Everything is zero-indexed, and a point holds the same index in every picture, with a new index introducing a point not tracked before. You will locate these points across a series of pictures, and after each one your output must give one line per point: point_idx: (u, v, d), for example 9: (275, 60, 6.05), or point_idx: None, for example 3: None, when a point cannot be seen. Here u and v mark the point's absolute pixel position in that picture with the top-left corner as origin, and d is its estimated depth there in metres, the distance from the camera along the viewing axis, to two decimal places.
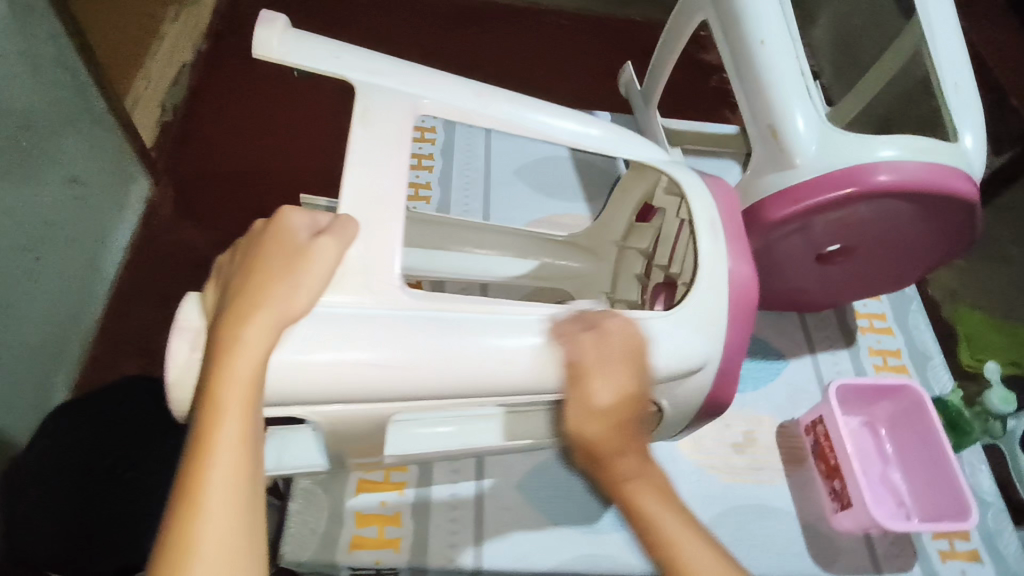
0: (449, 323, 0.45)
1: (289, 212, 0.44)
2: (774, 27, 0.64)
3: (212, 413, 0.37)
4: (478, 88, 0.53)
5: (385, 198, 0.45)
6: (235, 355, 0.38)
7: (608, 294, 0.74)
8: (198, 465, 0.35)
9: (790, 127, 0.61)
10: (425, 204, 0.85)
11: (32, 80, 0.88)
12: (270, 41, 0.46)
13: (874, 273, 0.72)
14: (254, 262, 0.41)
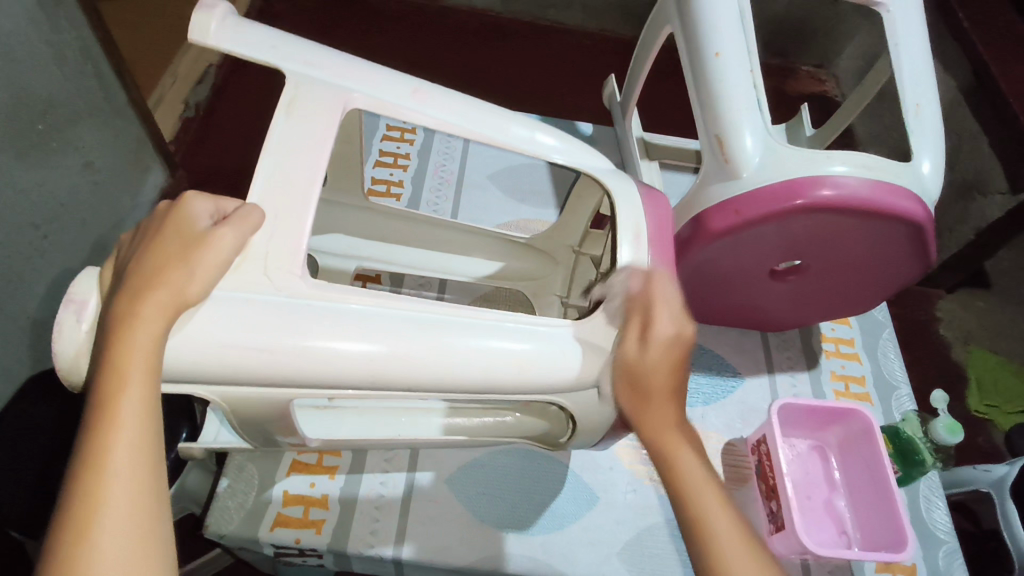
0: (347, 313, 0.46)
1: (192, 201, 0.45)
2: (729, 40, 0.64)
3: (112, 380, 0.38)
4: (414, 86, 0.54)
5: (304, 181, 0.47)
6: (132, 327, 0.39)
7: (562, 298, 0.74)
8: (102, 434, 0.36)
9: (736, 138, 0.61)
10: (395, 202, 0.87)
11: (55, 68, 0.93)
12: (208, 27, 0.48)
13: (831, 293, 0.71)
14: (154, 243, 0.42)
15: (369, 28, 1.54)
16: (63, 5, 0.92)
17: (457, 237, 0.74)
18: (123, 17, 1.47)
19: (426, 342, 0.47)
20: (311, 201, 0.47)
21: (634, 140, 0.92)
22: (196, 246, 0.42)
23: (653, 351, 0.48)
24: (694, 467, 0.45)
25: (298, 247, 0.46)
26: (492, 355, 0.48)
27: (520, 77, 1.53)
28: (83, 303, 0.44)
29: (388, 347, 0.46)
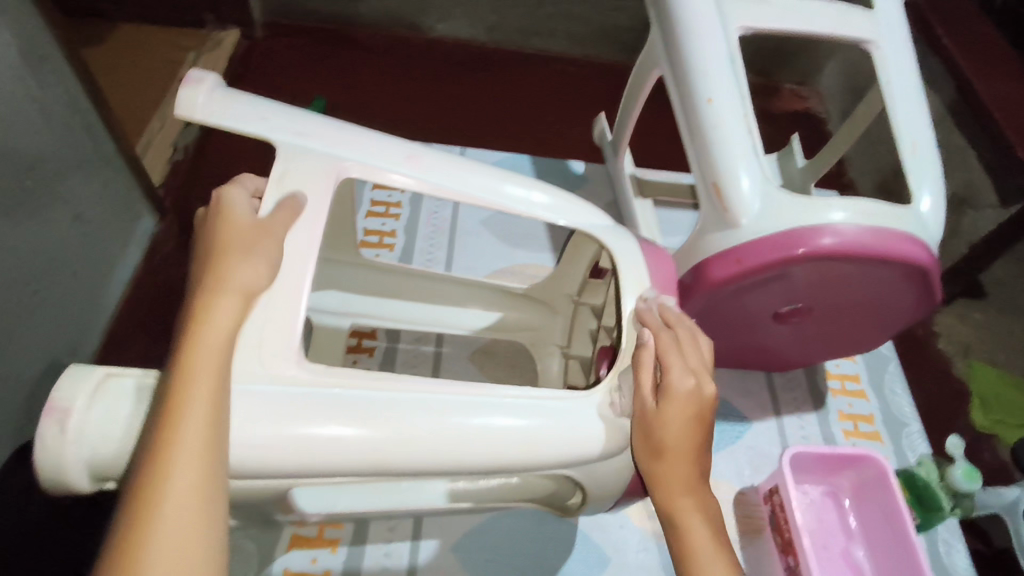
0: (349, 401, 0.44)
1: (227, 191, 0.46)
2: (722, 86, 0.64)
3: (183, 370, 0.39)
4: (407, 151, 0.53)
5: (302, 258, 0.46)
6: (206, 318, 0.41)
7: (563, 349, 0.73)
8: (170, 422, 0.37)
9: (733, 184, 0.60)
10: (389, 253, 0.85)
11: (42, 124, 0.91)
12: (193, 102, 0.46)
13: (835, 334, 0.70)
14: (208, 242, 0.44)
15: (353, 68, 1.54)
16: (49, 58, 0.90)
17: (453, 294, 0.73)
18: (110, 64, 1.47)
19: (426, 423, 0.46)
20: (306, 282, 0.46)
21: (627, 179, 0.91)
22: (249, 237, 0.44)
23: (673, 426, 0.49)
24: (701, 529, 0.48)
25: (294, 332, 0.44)
26: (492, 435, 0.47)
27: (506, 107, 1.53)
28: (67, 410, 0.41)
29: (391, 433, 0.45)
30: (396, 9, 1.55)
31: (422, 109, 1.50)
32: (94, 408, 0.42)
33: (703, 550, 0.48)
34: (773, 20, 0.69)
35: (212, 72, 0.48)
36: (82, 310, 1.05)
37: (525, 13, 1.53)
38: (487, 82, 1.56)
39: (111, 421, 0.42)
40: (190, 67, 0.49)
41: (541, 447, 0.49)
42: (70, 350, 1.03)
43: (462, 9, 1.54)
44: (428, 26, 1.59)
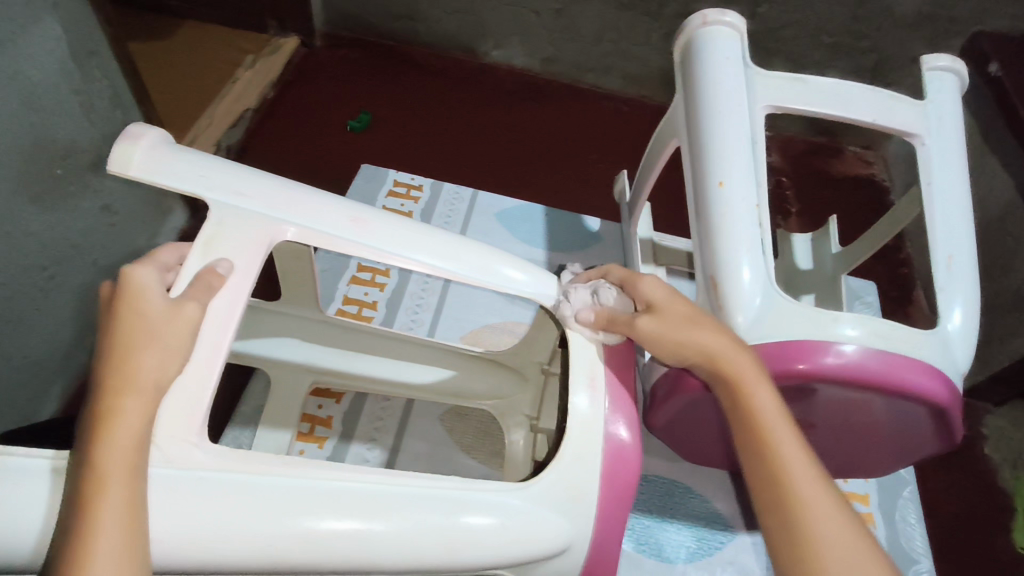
0: (249, 489, 0.40)
1: (134, 270, 0.41)
2: (736, 170, 0.58)
3: (92, 488, 0.36)
4: (352, 214, 0.51)
5: (222, 326, 0.44)
6: (111, 430, 0.37)
7: (531, 420, 0.66)
8: (79, 551, 0.34)
9: (733, 277, 0.54)
10: (378, 292, 0.83)
11: (81, 113, 0.93)
12: (128, 158, 0.48)
13: (840, 452, 0.63)
14: (110, 339, 0.39)
15: (401, 88, 1.53)
16: (96, 54, 0.92)
17: (424, 351, 0.69)
18: (169, 62, 1.51)
19: (340, 524, 0.41)
20: (218, 358, 0.43)
21: (637, 242, 0.85)
22: (164, 326, 0.40)
23: (703, 321, 0.49)
24: (770, 408, 0.46)
25: (199, 409, 0.41)
26: (425, 533, 0.43)
27: (549, 142, 1.48)
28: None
29: (298, 529, 0.41)
30: (452, 32, 1.54)
31: (462, 138, 1.47)
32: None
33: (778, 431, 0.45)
34: (806, 102, 0.63)
35: (148, 130, 0.49)
36: (93, 300, 1.06)
37: (581, 48, 1.49)
38: (530, 114, 1.53)
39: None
40: (132, 124, 0.50)
41: (486, 551, 0.44)
42: (76, 336, 1.04)
43: (519, 38, 1.50)
44: (482, 52, 1.57)
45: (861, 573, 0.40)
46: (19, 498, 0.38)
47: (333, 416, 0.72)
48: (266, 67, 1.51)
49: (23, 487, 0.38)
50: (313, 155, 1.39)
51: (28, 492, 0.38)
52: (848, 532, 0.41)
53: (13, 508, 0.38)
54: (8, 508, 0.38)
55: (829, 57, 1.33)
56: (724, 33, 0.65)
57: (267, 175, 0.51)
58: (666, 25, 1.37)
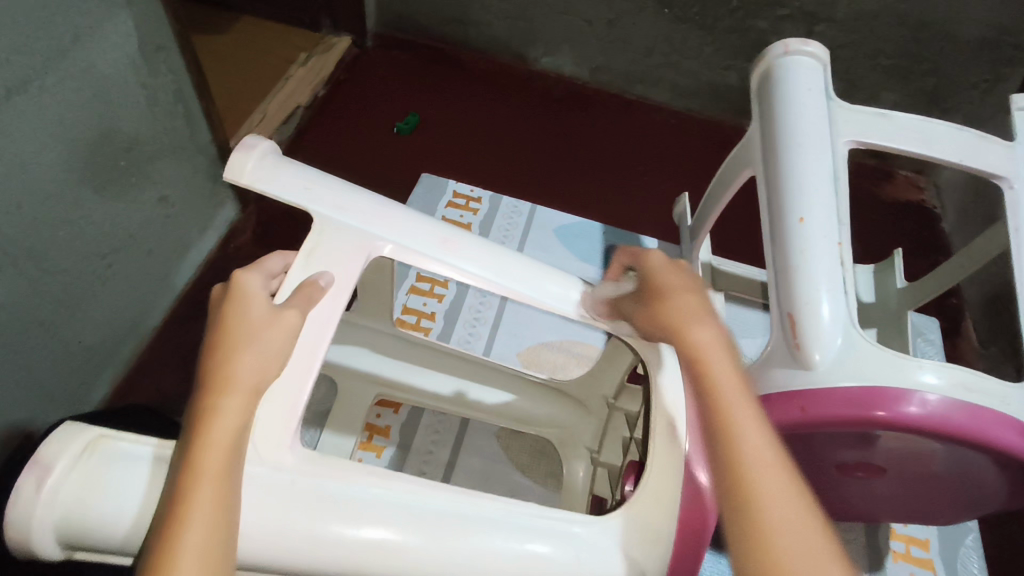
0: (333, 495, 0.41)
1: (243, 276, 0.43)
2: (818, 206, 0.57)
3: (188, 475, 0.36)
4: (443, 235, 0.52)
5: (317, 334, 0.45)
6: (211, 423, 0.38)
7: (593, 453, 0.67)
8: (173, 536, 0.35)
9: (813, 317, 0.54)
10: (436, 303, 0.85)
11: (146, 109, 0.95)
12: (243, 167, 0.49)
13: (907, 496, 0.63)
14: (217, 338, 0.41)
15: (454, 93, 1.54)
16: (164, 51, 0.94)
17: (483, 370, 0.70)
18: (226, 57, 1.55)
19: (416, 537, 0.41)
20: (312, 369, 0.44)
21: (700, 266, 0.84)
22: (266, 329, 0.42)
23: (679, 294, 0.45)
24: (734, 391, 0.41)
25: (294, 415, 0.42)
26: (497, 557, 0.43)
27: (596, 153, 1.47)
28: (48, 469, 0.38)
29: (376, 539, 0.41)
30: (503, 37, 1.54)
31: (514, 147, 1.47)
32: (74, 472, 0.39)
33: (740, 411, 0.40)
34: (887, 138, 0.62)
35: (265, 141, 0.51)
36: (149, 288, 1.10)
37: (631, 59, 1.47)
38: (583, 124, 1.52)
39: (90, 487, 0.38)
40: (248, 134, 0.52)
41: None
42: (129, 322, 1.07)
43: (570, 46, 1.50)
44: (531, 58, 1.57)
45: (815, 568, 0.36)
46: (126, 483, 0.39)
47: (392, 427, 0.74)
48: (318, 64, 1.53)
49: (130, 473, 0.39)
50: (364, 155, 1.41)
51: (134, 478, 0.39)
52: (805, 524, 0.37)
53: (120, 494, 0.38)
54: (114, 492, 0.38)
55: (886, 79, 1.30)
56: (805, 62, 0.64)
57: (365, 192, 0.52)
58: (721, 41, 1.35)
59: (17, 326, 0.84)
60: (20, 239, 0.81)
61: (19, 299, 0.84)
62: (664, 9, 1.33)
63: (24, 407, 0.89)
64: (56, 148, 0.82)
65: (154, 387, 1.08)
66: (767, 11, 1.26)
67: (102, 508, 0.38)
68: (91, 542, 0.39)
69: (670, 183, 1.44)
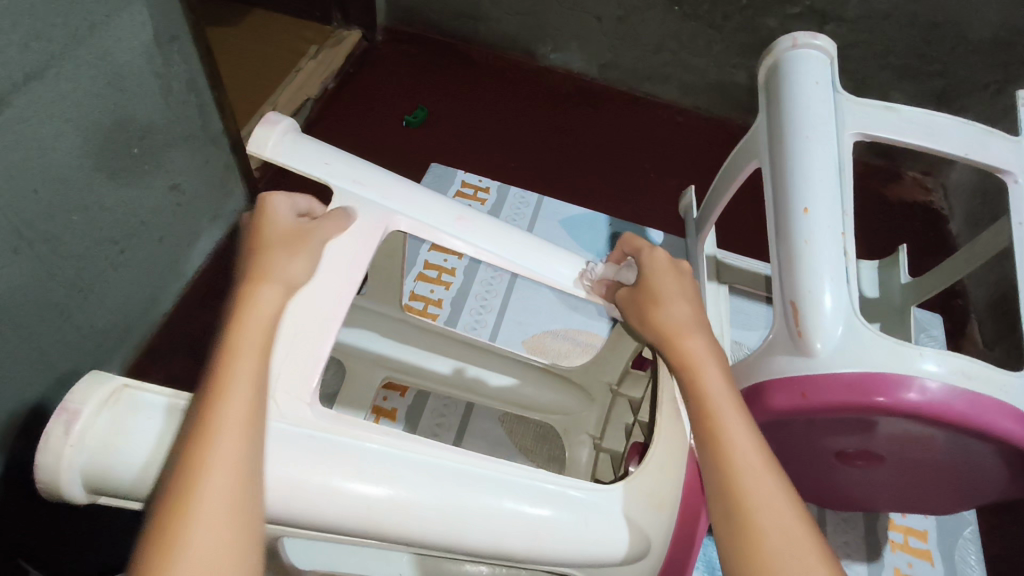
0: (350, 450, 0.42)
1: (273, 198, 0.47)
2: (822, 196, 0.58)
3: (226, 353, 0.39)
4: (457, 213, 0.54)
5: (345, 266, 0.48)
6: (250, 308, 0.41)
7: (596, 440, 0.68)
8: (212, 401, 0.37)
9: (815, 304, 0.54)
10: (443, 290, 0.86)
11: (160, 97, 0.96)
12: (265, 141, 0.52)
13: (905, 484, 0.64)
14: (252, 246, 0.45)
15: (463, 86, 1.55)
16: (178, 40, 0.95)
17: (489, 357, 0.71)
18: (236, 48, 1.56)
19: (429, 495, 0.43)
20: (331, 325, 0.45)
21: (705, 259, 0.85)
22: (297, 241, 0.45)
23: (676, 301, 0.51)
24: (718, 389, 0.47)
25: (313, 372, 0.44)
26: (505, 520, 0.44)
27: (604, 148, 1.48)
28: (75, 413, 0.39)
29: (392, 493, 0.42)
30: (512, 32, 1.55)
31: (522, 140, 1.48)
32: (101, 418, 0.40)
33: (724, 412, 0.45)
34: (891, 132, 0.63)
35: (287, 117, 0.53)
36: (159, 274, 1.11)
37: (639, 56, 1.48)
38: (591, 118, 1.53)
39: (117, 433, 0.39)
40: (269, 110, 0.54)
41: (561, 545, 0.45)
42: (140, 307, 1.09)
43: (578, 42, 1.51)
44: (540, 54, 1.58)
45: (791, 543, 0.40)
46: (152, 431, 0.40)
47: (398, 409, 0.76)
48: (328, 56, 1.54)
49: (156, 422, 0.40)
50: (372, 146, 1.42)
51: (161, 426, 0.40)
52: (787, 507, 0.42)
53: (146, 441, 0.40)
54: (140, 439, 0.39)
55: (894, 79, 1.30)
56: (812, 56, 0.65)
57: (380, 170, 0.54)
58: (729, 39, 1.35)
59: (31, 309, 0.86)
60: (35, 223, 0.83)
61: (34, 282, 0.85)
62: (673, 7, 1.34)
63: (37, 387, 0.91)
64: (71, 135, 0.83)
65: (164, 371, 1.10)
66: (776, 9, 1.26)
67: (129, 453, 0.39)
68: (117, 487, 0.40)
69: (678, 179, 1.44)
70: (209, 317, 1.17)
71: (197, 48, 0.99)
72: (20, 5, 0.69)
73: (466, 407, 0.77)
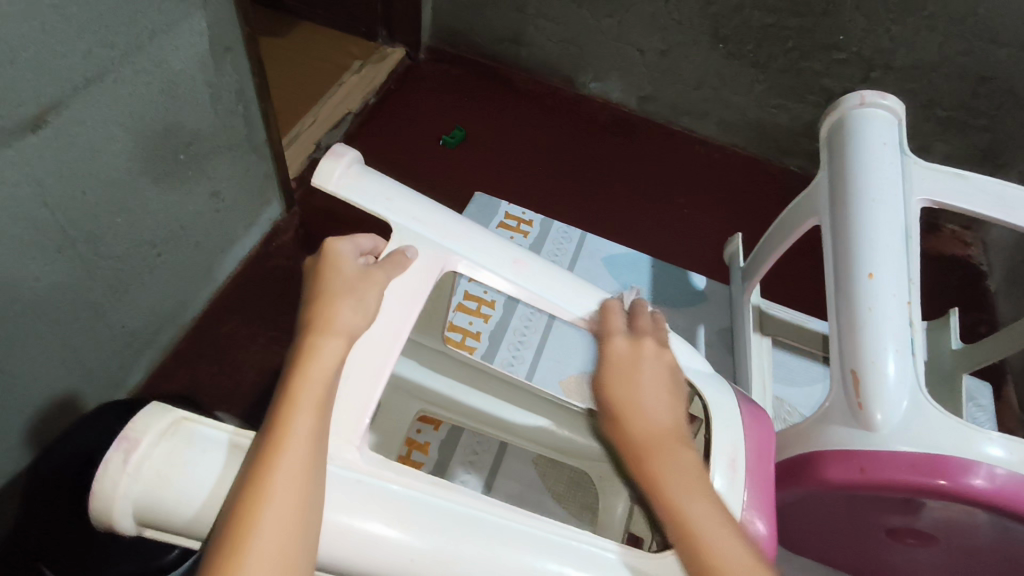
0: (397, 500, 0.41)
1: (337, 242, 0.48)
2: (887, 263, 0.56)
3: (287, 403, 0.40)
4: (515, 256, 0.53)
5: (405, 309, 0.47)
6: (312, 359, 0.42)
7: (629, 490, 0.67)
8: (272, 452, 0.38)
9: (877, 374, 0.53)
10: (482, 322, 0.88)
11: (209, 107, 0.97)
12: (331, 173, 0.51)
13: (956, 569, 0.62)
14: (317, 290, 0.45)
15: (503, 109, 1.56)
16: (232, 52, 0.97)
17: (521, 395, 0.70)
18: (281, 58, 1.59)
19: (473, 550, 0.41)
20: (386, 366, 0.44)
21: (750, 310, 0.83)
22: (359, 284, 0.45)
23: (627, 384, 0.48)
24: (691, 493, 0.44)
25: (363, 416, 0.43)
26: None
27: (642, 183, 1.47)
28: (135, 443, 0.39)
29: (435, 548, 0.40)
30: (553, 59, 1.56)
31: (562, 168, 1.47)
32: (159, 449, 0.40)
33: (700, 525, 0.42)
34: (957, 200, 0.62)
35: (352, 149, 0.53)
36: (193, 278, 1.12)
37: (681, 91, 1.47)
38: (631, 149, 1.52)
39: (171, 466, 0.39)
40: (337, 141, 0.53)
41: None
42: (171, 310, 1.09)
43: (618, 73, 1.50)
44: (580, 82, 1.58)
45: None
46: (205, 465, 0.40)
47: (431, 443, 0.76)
48: (371, 72, 1.56)
49: (211, 456, 0.40)
50: (411, 161, 1.43)
51: (212, 463, 0.40)
52: None
53: (199, 476, 0.39)
54: (193, 473, 0.39)
55: (939, 131, 1.28)
56: (880, 116, 0.64)
57: (440, 208, 0.54)
58: (771, 78, 1.34)
59: (68, 306, 0.86)
60: (80, 223, 0.83)
61: (73, 280, 0.86)
62: (718, 44, 1.33)
63: (63, 384, 0.91)
64: (122, 139, 0.84)
65: (191, 376, 1.10)
66: (822, 54, 1.25)
67: (182, 486, 0.39)
68: (166, 521, 0.39)
69: (719, 218, 1.43)
70: (239, 323, 1.17)
71: (249, 60, 1.00)
72: (86, 13, 0.71)
73: (498, 446, 0.77)
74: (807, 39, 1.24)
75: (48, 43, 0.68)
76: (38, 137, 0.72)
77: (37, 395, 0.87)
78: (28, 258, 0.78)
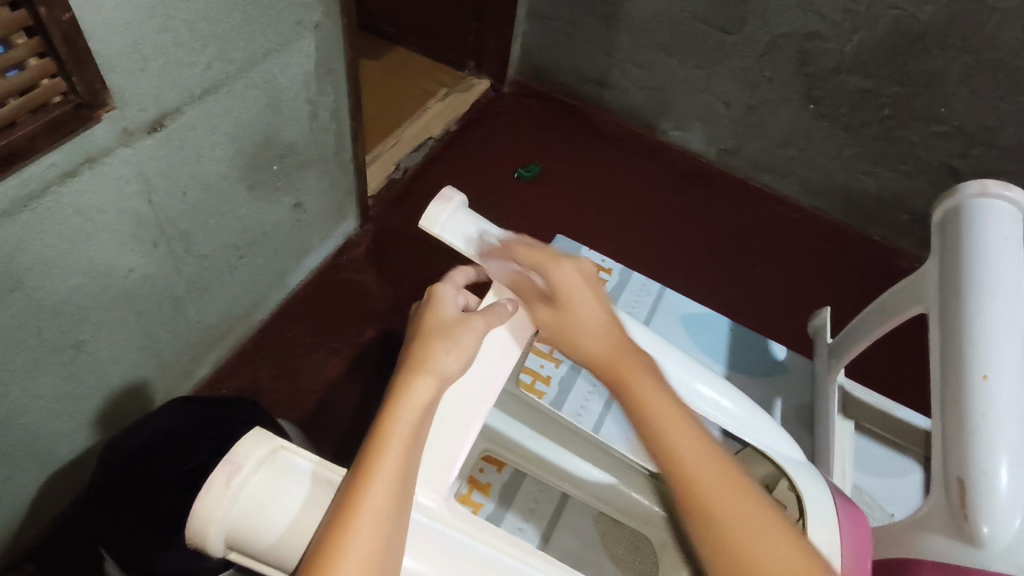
0: (475, 557, 0.40)
1: (440, 287, 0.49)
2: (1006, 364, 0.53)
3: (378, 439, 0.40)
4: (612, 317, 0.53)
5: (497, 361, 0.47)
6: (403, 398, 0.42)
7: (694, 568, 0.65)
8: (359, 487, 0.38)
9: (988, 485, 0.49)
10: (553, 367, 0.88)
11: (305, 122, 1.01)
12: (438, 217, 0.50)
13: None
14: (418, 332, 0.46)
15: (583, 149, 1.57)
16: (333, 73, 1.01)
17: (594, 451, 0.70)
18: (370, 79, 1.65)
19: None
20: (478, 418, 0.45)
21: (836, 392, 0.82)
22: (456, 326, 0.46)
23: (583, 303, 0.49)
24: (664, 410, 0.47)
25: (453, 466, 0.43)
26: None
27: (717, 238, 1.44)
28: (238, 467, 0.40)
29: None
30: (636, 104, 1.56)
31: (638, 214, 1.46)
32: (258, 475, 0.40)
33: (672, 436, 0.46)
34: None
35: (461, 193, 0.51)
36: (267, 282, 1.15)
37: (765, 147, 1.44)
38: (710, 202, 1.50)
39: (268, 494, 0.40)
40: (446, 183, 0.52)
41: None
42: (242, 311, 1.13)
43: (701, 124, 1.49)
44: (661, 129, 1.57)
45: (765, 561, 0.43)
46: (300, 499, 0.40)
47: (492, 485, 0.76)
48: (455, 100, 1.60)
49: (305, 488, 0.41)
50: (487, 191, 1.45)
51: (305, 496, 0.40)
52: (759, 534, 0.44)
53: (294, 509, 0.40)
54: (289, 504, 0.40)
55: None
56: (1000, 209, 0.61)
57: None
58: (863, 143, 1.30)
59: (153, 299, 0.90)
60: (178, 221, 0.87)
61: (161, 275, 0.89)
62: (809, 105, 1.30)
63: (137, 371, 0.94)
64: (226, 147, 0.88)
65: (253, 377, 1.13)
66: (921, 125, 1.21)
67: (276, 517, 0.39)
68: (256, 549, 0.40)
69: (795, 282, 1.38)
70: (305, 332, 1.20)
71: (346, 80, 1.04)
72: (213, 28, 0.74)
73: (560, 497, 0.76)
74: (907, 107, 1.20)
75: (177, 55, 0.72)
76: (155, 139, 0.75)
77: (113, 380, 0.90)
78: (128, 251, 0.81)
